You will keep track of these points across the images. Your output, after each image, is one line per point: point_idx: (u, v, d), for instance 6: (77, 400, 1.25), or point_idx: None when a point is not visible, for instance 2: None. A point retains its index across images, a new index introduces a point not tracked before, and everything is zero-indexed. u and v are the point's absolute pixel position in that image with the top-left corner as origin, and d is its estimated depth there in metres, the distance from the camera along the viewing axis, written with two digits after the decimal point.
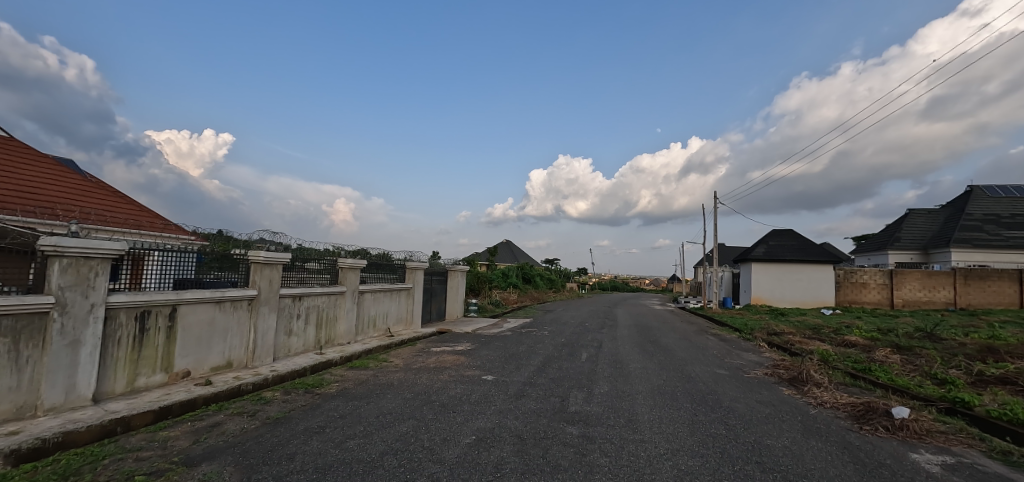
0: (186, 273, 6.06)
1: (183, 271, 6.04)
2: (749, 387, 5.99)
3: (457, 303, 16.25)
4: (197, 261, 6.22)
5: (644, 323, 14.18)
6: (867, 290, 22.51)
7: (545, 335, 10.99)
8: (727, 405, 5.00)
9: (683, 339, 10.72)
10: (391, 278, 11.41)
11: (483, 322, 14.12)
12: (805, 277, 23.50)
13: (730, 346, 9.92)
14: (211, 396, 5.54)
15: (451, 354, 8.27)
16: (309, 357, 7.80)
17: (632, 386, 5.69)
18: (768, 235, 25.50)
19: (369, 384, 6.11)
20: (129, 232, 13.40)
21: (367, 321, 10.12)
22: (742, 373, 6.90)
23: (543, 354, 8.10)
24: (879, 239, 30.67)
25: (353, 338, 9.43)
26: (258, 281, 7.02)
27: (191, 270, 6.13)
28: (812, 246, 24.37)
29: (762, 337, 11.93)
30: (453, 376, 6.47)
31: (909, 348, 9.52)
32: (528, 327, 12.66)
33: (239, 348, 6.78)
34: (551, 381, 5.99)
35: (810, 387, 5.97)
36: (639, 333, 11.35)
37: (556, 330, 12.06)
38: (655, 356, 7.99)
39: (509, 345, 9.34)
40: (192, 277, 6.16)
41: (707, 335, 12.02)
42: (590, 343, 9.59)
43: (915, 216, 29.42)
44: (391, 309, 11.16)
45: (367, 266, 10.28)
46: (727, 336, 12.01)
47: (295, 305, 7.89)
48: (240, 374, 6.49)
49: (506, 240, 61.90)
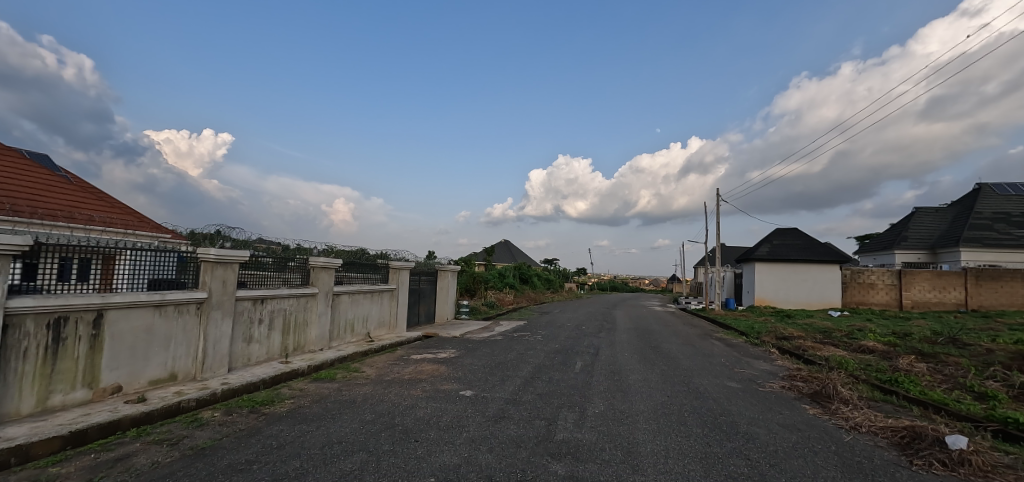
0: (163, 273, 5.76)
1: (159, 271, 5.74)
2: (767, 405, 5.18)
3: (447, 305, 15.42)
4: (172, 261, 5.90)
5: (645, 326, 13.36)
6: (875, 291, 21.73)
7: (538, 340, 10.20)
8: (745, 431, 4.20)
9: (687, 345, 9.92)
10: (372, 279, 10.59)
11: (474, 325, 13.30)
12: (810, 277, 22.71)
13: (739, 353, 9.12)
14: (137, 417, 4.71)
15: (431, 363, 7.45)
16: (270, 368, 6.97)
17: (631, 405, 4.88)
18: (772, 234, 24.68)
19: (327, 402, 5.28)
20: (94, 229, 12.59)
21: (344, 325, 9.30)
22: (756, 387, 6.07)
23: (533, 363, 7.29)
24: (885, 238, 29.87)
25: (327, 344, 8.62)
26: (209, 282, 6.22)
27: (169, 271, 5.85)
28: (818, 245, 23.58)
29: (771, 342, 11.12)
30: (427, 391, 5.66)
31: (934, 356, 8.70)
32: (520, 331, 11.85)
33: (185, 358, 5.97)
34: (537, 398, 5.18)
35: (837, 405, 5.14)
36: (639, 338, 10.54)
37: (550, 334, 11.25)
38: (658, 366, 7.18)
39: (497, 352, 8.54)
40: (169, 277, 5.86)
41: (712, 339, 11.22)
42: (586, 350, 8.78)
43: (922, 215, 28.62)
44: (373, 311, 10.34)
45: (344, 265, 9.47)
46: (733, 340, 11.21)
47: (256, 309, 7.07)
48: (183, 389, 5.69)
49: (505, 241, 61.20)
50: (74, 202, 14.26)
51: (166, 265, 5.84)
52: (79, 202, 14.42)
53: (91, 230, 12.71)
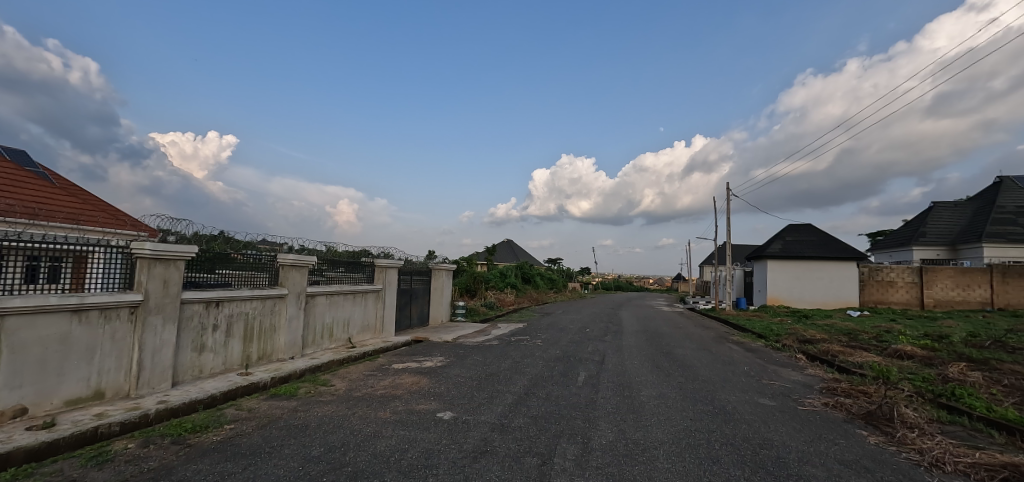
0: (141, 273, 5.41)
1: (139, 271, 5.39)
2: (814, 431, 4.21)
3: (442, 306, 14.43)
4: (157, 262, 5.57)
5: (654, 329, 12.34)
6: (895, 289, 20.61)
7: (537, 345, 9.21)
8: (799, 472, 3.24)
9: (703, 351, 8.92)
10: (354, 279, 9.63)
11: (469, 327, 12.34)
12: (826, 275, 21.59)
13: (762, 360, 8.11)
14: (35, 449, 3.74)
15: (413, 375, 6.48)
16: (225, 381, 6.05)
17: (647, 434, 3.91)
18: (784, 230, 23.53)
19: (274, 428, 4.31)
20: (58, 226, 11.65)
21: (320, 330, 8.37)
22: (794, 405, 5.06)
23: (530, 374, 6.33)
24: (901, 234, 28.63)
25: (299, 352, 7.70)
26: (146, 282, 5.29)
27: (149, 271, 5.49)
28: (833, 241, 22.45)
29: (794, 345, 10.09)
30: (399, 411, 4.71)
31: (984, 362, 7.68)
32: (518, 335, 10.89)
33: (115, 372, 5.06)
34: (530, 423, 4.21)
35: (902, 431, 4.15)
36: (649, 343, 9.54)
37: (551, 338, 10.28)
38: (674, 377, 6.20)
39: (489, 360, 7.58)
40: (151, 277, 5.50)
41: (728, 343, 10.21)
42: (590, 357, 7.80)
43: (940, 210, 27.36)
44: (355, 314, 9.39)
45: (321, 264, 8.54)
46: (751, 344, 10.21)
47: (209, 314, 6.17)
48: (109, 409, 4.79)
49: (507, 240, 60.29)
50: (48, 200, 13.30)
51: (113, 265, 5.11)
52: (51, 200, 13.42)
53: (59, 227, 11.74)
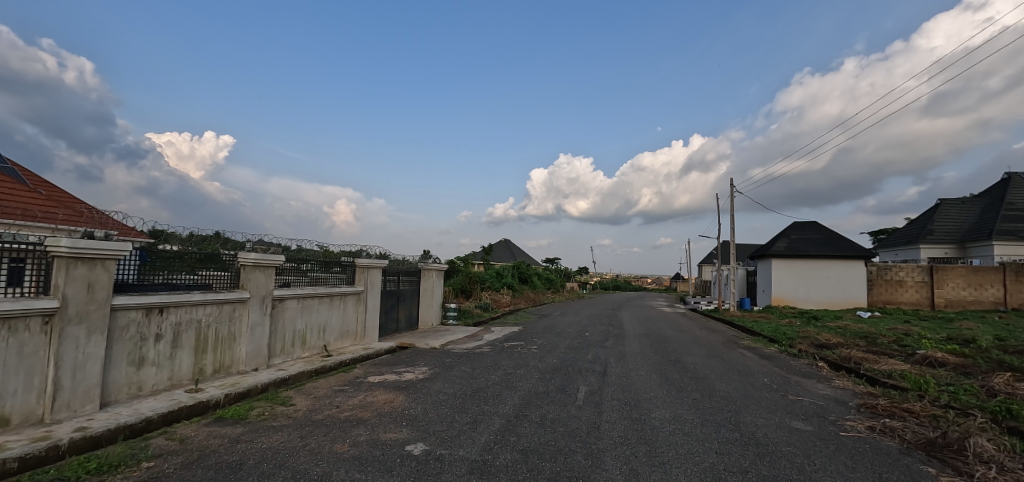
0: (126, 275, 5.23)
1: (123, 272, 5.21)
2: (871, 468, 3.40)
3: (432, 309, 13.56)
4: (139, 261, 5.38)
5: (657, 332, 11.56)
6: (904, 289, 19.88)
7: (532, 352, 8.40)
8: None
9: (714, 358, 8.11)
10: (332, 281, 8.78)
11: (460, 332, 11.52)
12: (833, 275, 20.83)
13: (781, 369, 7.31)
14: None
15: (387, 392, 5.63)
16: (168, 401, 5.23)
17: (666, 478, 3.10)
18: (789, 228, 22.73)
19: (200, 468, 3.46)
20: (12, 222, 10.65)
21: (291, 337, 7.54)
22: (835, 430, 4.25)
23: (522, 390, 5.50)
24: (907, 232, 27.91)
25: (264, 363, 6.88)
26: (64, 285, 4.45)
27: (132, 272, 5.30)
28: (840, 239, 21.69)
29: (810, 351, 9.29)
30: (360, 442, 3.87)
31: None
32: (512, 340, 10.07)
33: (24, 393, 4.21)
34: (519, 461, 3.38)
35: (980, 468, 3.35)
36: (654, 349, 8.73)
37: (548, 343, 9.48)
38: (688, 393, 5.39)
39: (477, 371, 6.75)
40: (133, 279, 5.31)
41: (739, 349, 9.42)
42: (590, 367, 6.97)
43: (948, 207, 26.63)
44: (332, 319, 8.56)
45: (290, 263, 7.69)
46: (764, 350, 9.42)
47: (150, 322, 5.35)
48: (9, 440, 3.93)
49: (505, 240, 59.85)
50: (12, 196, 12.36)
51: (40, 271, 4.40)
52: (17, 196, 12.48)
53: (14, 223, 10.73)
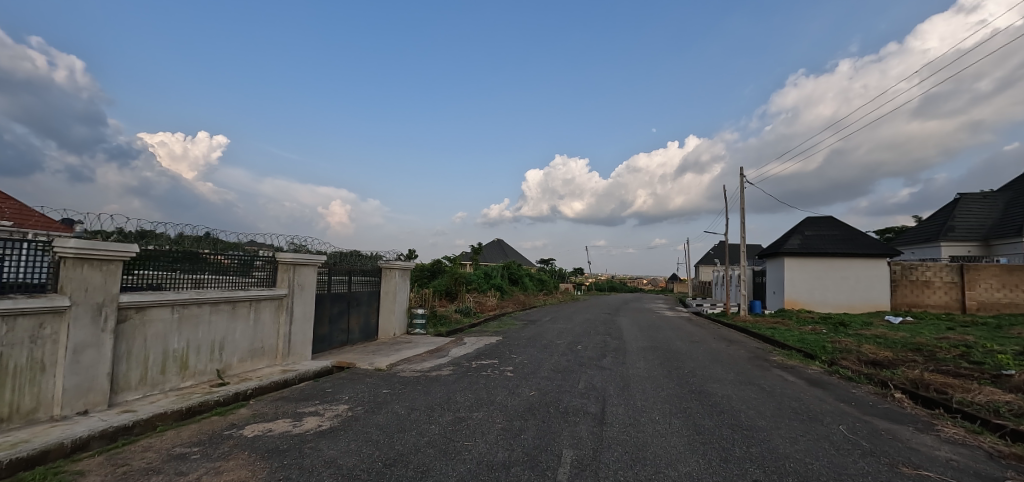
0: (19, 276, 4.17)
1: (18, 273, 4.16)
2: None
3: (396, 315, 11.34)
4: (42, 263, 4.36)
5: (666, 344, 9.43)
6: (932, 290, 17.87)
7: (504, 379, 6.23)
8: None
9: (749, 385, 5.99)
10: (238, 283, 6.60)
11: (422, 345, 9.32)
12: (851, 275, 18.86)
13: (850, 405, 5.19)
14: None
15: (247, 464, 3.45)
16: None
17: None
18: (802, 224, 20.71)
19: None
20: None
21: (158, 361, 5.37)
22: None
23: (467, 463, 3.32)
24: (924, 229, 25.96)
25: (102, 402, 4.72)
26: None
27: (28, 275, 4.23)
28: (858, 236, 19.71)
29: (865, 372, 7.19)
30: None
31: None
32: (483, 357, 7.90)
33: None
34: None
35: None
36: (667, 372, 6.60)
37: (528, 363, 7.29)
38: (740, 468, 3.25)
39: (414, 415, 4.54)
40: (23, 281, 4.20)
41: (774, 369, 7.30)
42: (581, 406, 4.81)
43: (968, 202, 24.76)
44: (235, 334, 6.39)
45: (179, 259, 5.73)
46: (806, 370, 7.31)
47: None
48: None
49: (498, 240, 57.97)
50: None
51: None
52: None
53: None
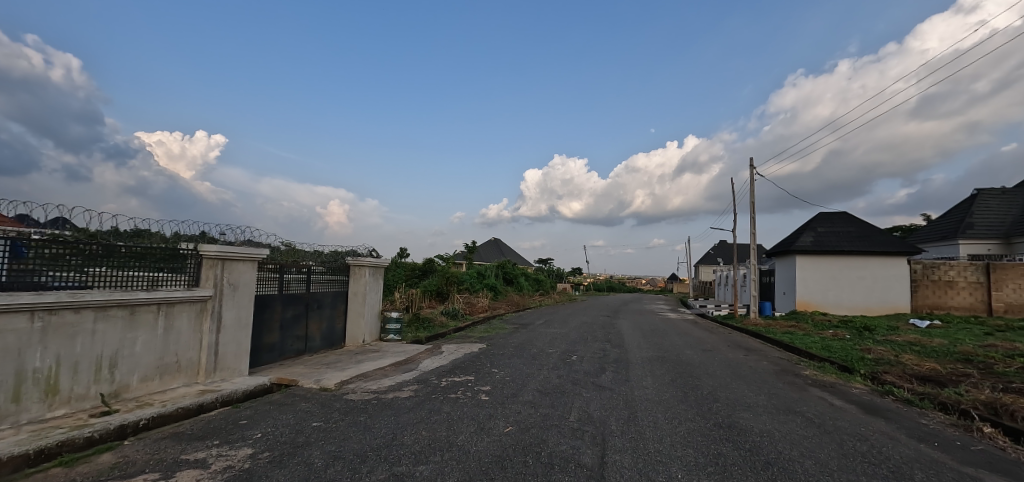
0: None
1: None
2: None
3: (366, 319, 9.96)
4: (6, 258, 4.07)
5: (676, 354, 8.10)
6: (955, 291, 16.56)
7: (475, 405, 4.87)
8: None
9: (791, 413, 4.67)
10: (148, 282, 5.31)
11: (391, 355, 7.96)
12: (868, 274, 17.59)
13: (933, 447, 3.87)
14: None
15: None
16: None
17: None
18: (814, 220, 19.44)
19: None
20: None
21: (6, 385, 3.97)
22: None
23: None
24: (939, 226, 24.68)
25: None
26: None
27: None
28: (874, 233, 18.43)
29: (924, 391, 5.88)
30: None
31: None
32: (457, 372, 6.54)
33: None
34: None
35: None
36: (683, 393, 5.28)
37: (509, 381, 5.93)
38: None
39: (333, 470, 3.19)
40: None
41: (812, 388, 5.96)
42: (572, 453, 3.46)
43: (986, 198, 23.50)
44: (134, 346, 5.03)
45: (159, 257, 5.39)
46: (851, 389, 5.98)
47: None
48: None
49: (495, 240, 56.65)
50: None
51: None
52: None
53: None
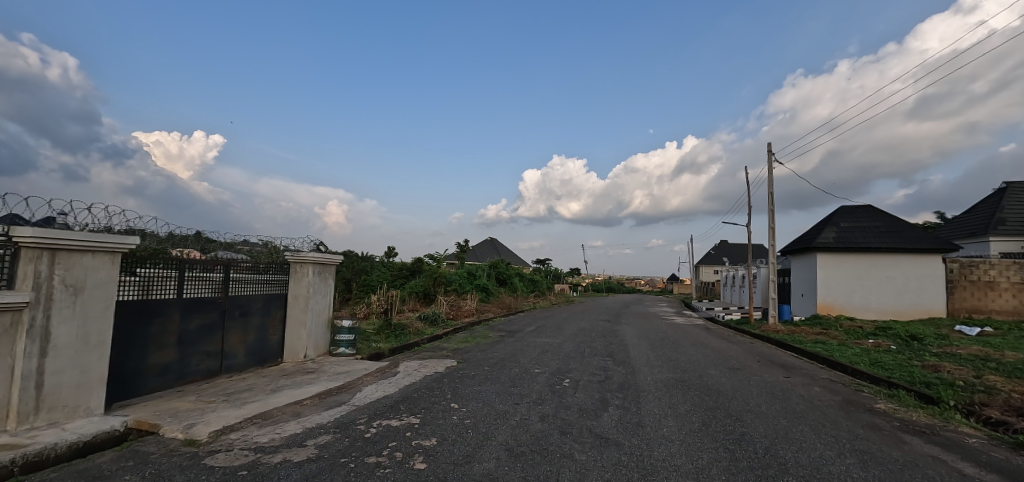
0: None
1: None
2: None
3: (311, 328, 8.13)
4: None
5: (699, 376, 6.26)
6: (995, 293, 14.72)
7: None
8: None
9: None
10: None
11: (327, 378, 6.08)
12: (897, 274, 15.80)
13: None
14: None
15: None
16: None
17: None
18: (836, 215, 17.62)
19: None
20: None
21: None
22: None
23: None
24: (965, 222, 22.89)
25: None
26: None
27: None
28: (904, 228, 16.61)
29: None
30: None
31: None
32: (401, 408, 4.67)
33: None
34: None
35: None
36: (731, 454, 3.42)
37: (469, 428, 4.04)
38: None
39: None
40: None
41: (911, 436, 4.10)
42: None
43: (1016, 191, 21.77)
44: None
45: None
46: (969, 440, 4.10)
47: None
48: None
49: (489, 240, 54.35)
50: None
51: None
52: None
53: None
